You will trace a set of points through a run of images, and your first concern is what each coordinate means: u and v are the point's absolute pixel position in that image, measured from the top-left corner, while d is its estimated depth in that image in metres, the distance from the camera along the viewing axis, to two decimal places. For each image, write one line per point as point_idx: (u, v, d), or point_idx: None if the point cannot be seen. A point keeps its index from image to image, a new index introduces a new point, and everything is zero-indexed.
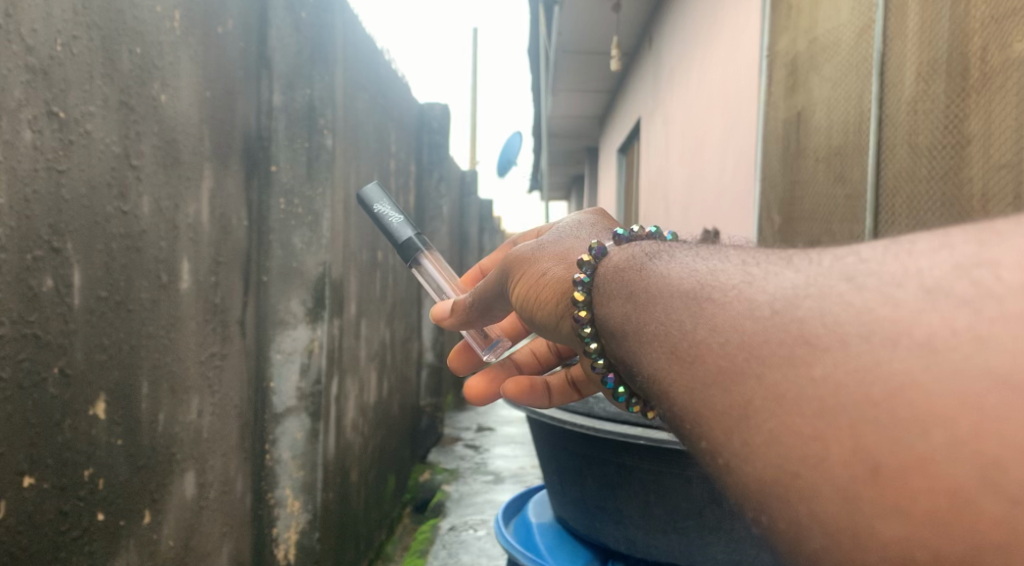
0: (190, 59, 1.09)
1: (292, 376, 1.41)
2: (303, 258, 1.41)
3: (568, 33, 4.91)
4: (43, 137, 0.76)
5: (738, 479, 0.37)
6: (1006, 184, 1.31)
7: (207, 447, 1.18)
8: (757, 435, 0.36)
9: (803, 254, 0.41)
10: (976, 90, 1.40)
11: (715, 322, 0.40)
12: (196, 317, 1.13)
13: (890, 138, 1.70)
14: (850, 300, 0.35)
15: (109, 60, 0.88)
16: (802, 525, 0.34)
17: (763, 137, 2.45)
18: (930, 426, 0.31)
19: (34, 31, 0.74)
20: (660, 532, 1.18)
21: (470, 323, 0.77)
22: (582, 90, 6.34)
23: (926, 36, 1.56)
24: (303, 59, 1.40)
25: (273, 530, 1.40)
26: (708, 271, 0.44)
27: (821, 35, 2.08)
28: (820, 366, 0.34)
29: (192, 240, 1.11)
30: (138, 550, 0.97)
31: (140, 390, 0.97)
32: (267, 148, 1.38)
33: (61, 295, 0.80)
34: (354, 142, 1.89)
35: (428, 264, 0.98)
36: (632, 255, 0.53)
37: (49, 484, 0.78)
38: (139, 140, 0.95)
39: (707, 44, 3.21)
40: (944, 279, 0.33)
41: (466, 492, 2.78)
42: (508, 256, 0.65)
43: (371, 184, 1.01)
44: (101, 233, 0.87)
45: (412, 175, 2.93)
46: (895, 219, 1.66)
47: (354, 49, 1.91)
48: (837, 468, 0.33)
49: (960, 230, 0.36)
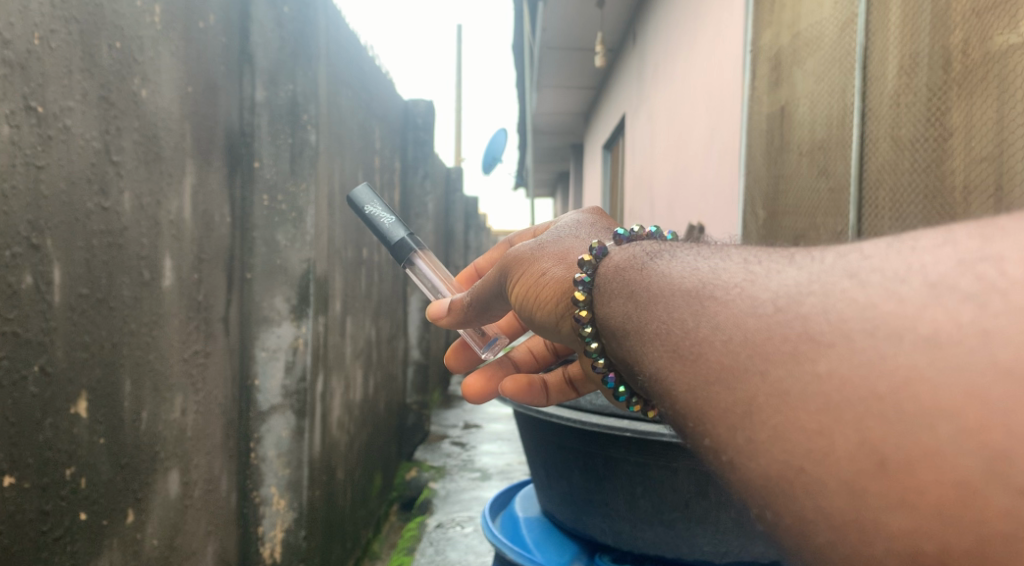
0: (171, 54, 1.07)
1: (277, 372, 1.40)
2: (287, 254, 1.40)
3: (552, 27, 4.90)
4: (21, 132, 0.75)
5: (743, 475, 0.37)
6: (987, 176, 1.32)
7: (191, 445, 1.17)
8: (762, 431, 0.36)
9: (805, 252, 0.42)
10: (957, 84, 1.41)
11: (719, 320, 0.40)
12: (179, 314, 1.12)
13: (873, 132, 1.73)
14: (854, 297, 0.35)
15: (87, 55, 0.86)
16: (808, 520, 0.35)
17: (747, 133, 2.47)
18: (936, 419, 0.31)
19: (10, 24, 0.72)
20: (647, 524, 1.19)
21: (467, 323, 0.76)
22: (566, 87, 6.35)
23: (908, 30, 1.58)
24: (286, 55, 1.38)
25: (259, 529, 1.39)
26: (709, 270, 0.44)
27: (804, 30, 2.10)
28: (824, 362, 0.35)
29: (175, 236, 1.09)
30: (121, 550, 0.96)
31: (123, 389, 0.96)
32: (250, 144, 1.36)
33: (41, 291, 0.78)
34: (338, 137, 1.88)
35: (422, 264, 0.97)
36: (632, 254, 0.53)
37: (29, 484, 0.77)
38: (119, 135, 0.93)
39: (691, 40, 3.22)
40: (948, 274, 0.33)
41: (452, 488, 2.78)
42: (507, 255, 0.65)
43: (361, 185, 1.00)
44: (82, 230, 0.86)
45: (397, 171, 2.92)
46: (880, 213, 1.68)
47: (337, 44, 1.89)
48: (843, 462, 0.33)
49: (962, 226, 0.36)
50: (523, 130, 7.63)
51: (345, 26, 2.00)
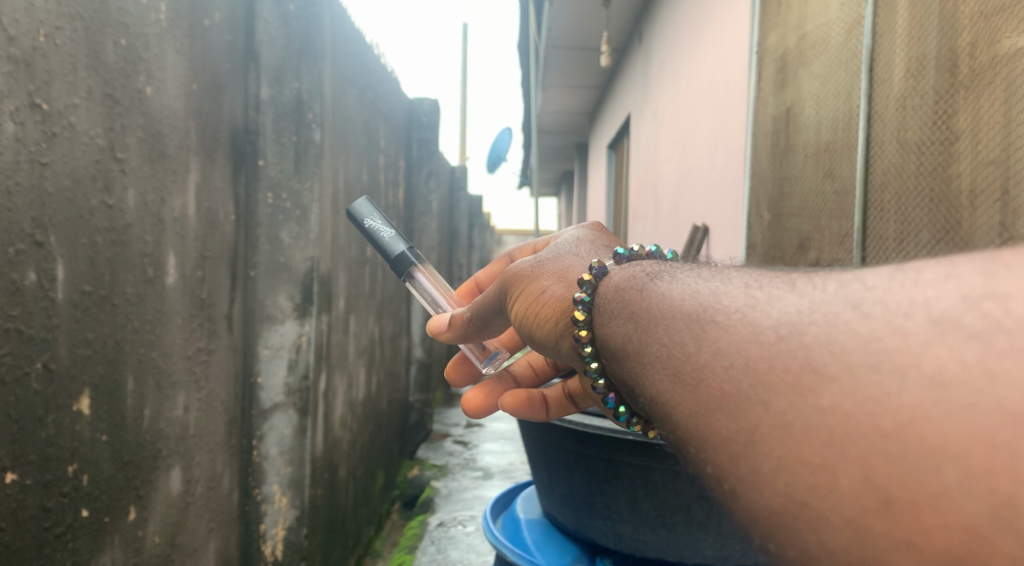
0: (176, 52, 1.07)
1: (280, 371, 1.40)
2: (291, 253, 1.40)
3: (558, 26, 4.89)
4: (26, 129, 0.74)
5: (744, 505, 0.37)
6: (994, 179, 1.31)
7: (194, 443, 1.17)
8: (765, 462, 0.36)
9: (807, 279, 0.41)
10: (964, 87, 1.40)
11: (719, 346, 0.40)
12: (183, 312, 1.12)
13: (878, 134, 1.72)
14: (856, 328, 0.35)
15: (93, 52, 0.86)
16: (812, 555, 0.34)
17: (752, 135, 2.46)
18: (942, 461, 0.31)
19: (16, 21, 0.72)
20: (649, 528, 1.18)
21: (467, 338, 0.76)
22: (571, 85, 6.32)
23: (914, 32, 1.57)
24: (291, 52, 1.38)
25: (261, 527, 1.40)
26: (710, 293, 0.44)
27: (810, 32, 2.09)
28: (827, 395, 0.34)
29: (179, 234, 1.09)
30: (123, 547, 0.96)
31: (126, 386, 0.96)
32: (255, 142, 1.37)
33: (44, 288, 0.78)
34: (342, 136, 1.87)
35: (422, 278, 0.97)
36: (632, 275, 0.53)
37: (31, 480, 0.77)
38: (124, 133, 0.93)
39: (697, 41, 3.22)
40: (953, 310, 0.33)
41: (454, 487, 2.78)
42: (506, 271, 0.65)
43: (361, 199, 0.99)
44: (86, 228, 0.86)
45: (402, 170, 2.92)
46: (884, 215, 1.67)
47: (342, 42, 1.89)
48: (846, 499, 0.33)
49: (966, 260, 0.36)
50: (528, 129, 7.61)
51: (351, 25, 1.99)
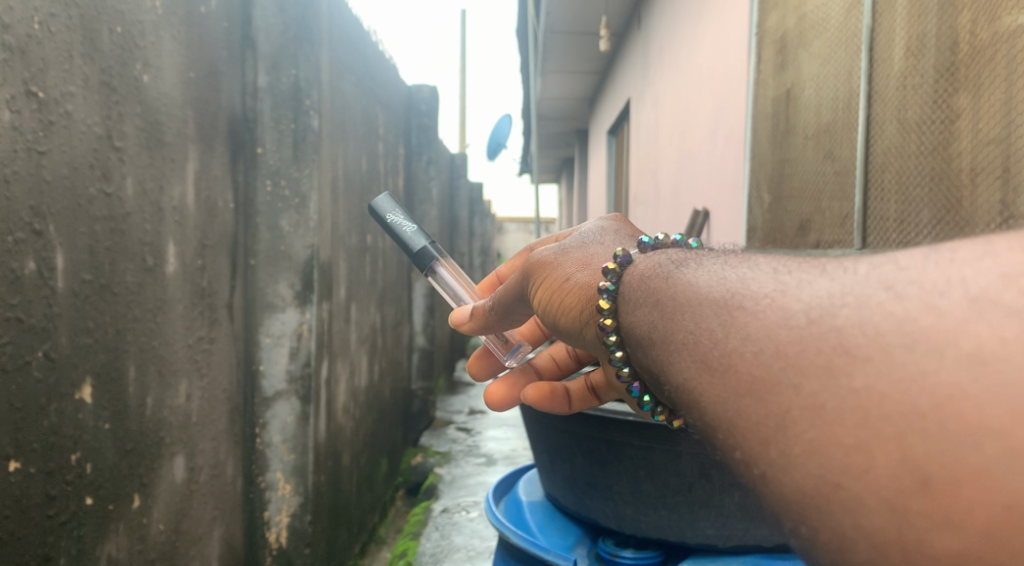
0: (172, 39, 1.06)
1: (281, 358, 1.40)
2: (291, 240, 1.39)
3: (556, 11, 4.85)
4: (21, 117, 0.73)
5: (776, 489, 0.37)
6: (994, 158, 1.30)
7: (196, 430, 1.17)
8: (796, 445, 0.36)
9: (837, 262, 0.41)
10: (965, 65, 1.39)
11: (748, 331, 0.40)
12: (184, 300, 1.12)
13: (878, 114, 1.71)
14: (890, 308, 0.35)
15: (88, 40, 0.85)
16: (846, 538, 0.34)
17: (752, 119, 2.45)
18: (983, 438, 0.31)
19: (10, 8, 0.71)
20: (650, 508, 1.19)
21: (489, 328, 0.76)
22: (569, 71, 6.28)
23: (915, 11, 1.56)
24: (289, 39, 1.36)
25: (265, 514, 1.40)
26: (738, 280, 0.44)
27: (810, 13, 2.08)
28: (861, 376, 0.34)
29: (178, 222, 1.09)
30: (127, 534, 0.96)
31: (128, 374, 0.96)
32: (253, 130, 1.36)
33: (44, 277, 0.78)
34: (342, 125, 1.86)
35: (445, 271, 0.96)
36: (657, 263, 0.53)
37: (35, 468, 0.77)
38: (121, 121, 0.92)
39: (696, 24, 3.19)
40: (991, 287, 0.33)
41: (457, 474, 2.80)
42: (528, 259, 0.65)
43: (382, 194, 0.99)
44: (84, 217, 0.85)
45: (401, 158, 2.89)
46: (885, 196, 1.66)
47: (341, 29, 1.87)
48: (883, 478, 0.33)
49: (1002, 238, 0.36)
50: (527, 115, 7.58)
51: (349, 13, 1.97)
